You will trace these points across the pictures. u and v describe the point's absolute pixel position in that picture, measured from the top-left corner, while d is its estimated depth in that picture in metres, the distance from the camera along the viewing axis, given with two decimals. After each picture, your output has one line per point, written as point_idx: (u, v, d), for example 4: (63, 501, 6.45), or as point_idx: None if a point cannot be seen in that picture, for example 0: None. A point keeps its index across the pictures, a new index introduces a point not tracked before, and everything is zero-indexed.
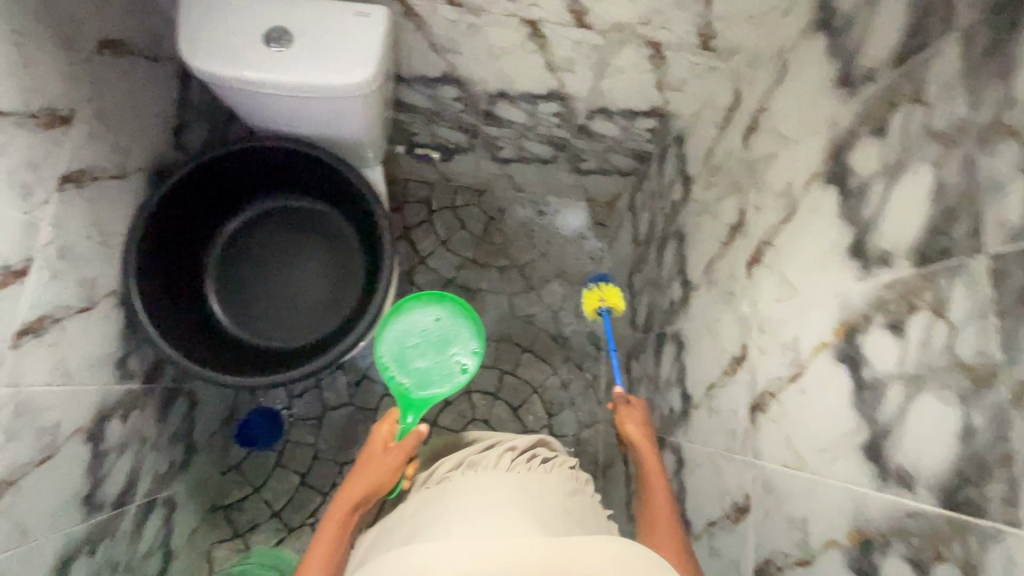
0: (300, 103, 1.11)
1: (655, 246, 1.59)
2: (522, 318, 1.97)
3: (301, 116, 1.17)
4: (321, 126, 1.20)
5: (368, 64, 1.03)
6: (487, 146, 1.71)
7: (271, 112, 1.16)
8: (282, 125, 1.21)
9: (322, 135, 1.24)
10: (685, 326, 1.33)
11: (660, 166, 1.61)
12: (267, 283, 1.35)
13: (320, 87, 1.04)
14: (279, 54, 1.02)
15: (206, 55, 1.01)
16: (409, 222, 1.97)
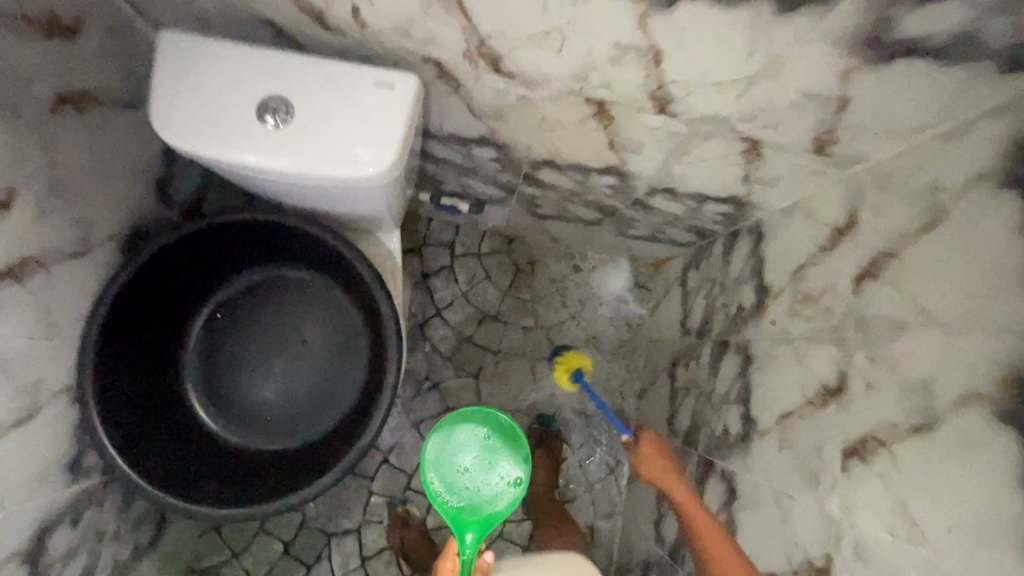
0: (303, 183, 0.91)
1: (710, 348, 1.34)
2: (542, 388, 1.76)
3: (305, 190, 0.97)
4: (329, 199, 1.00)
5: (387, 150, 0.82)
6: (523, 203, 1.47)
7: (270, 183, 0.96)
8: (282, 191, 1.02)
9: (329, 203, 1.04)
10: (740, 472, 1.10)
11: (726, 253, 1.35)
12: (257, 363, 1.18)
13: (326, 175, 0.84)
14: (278, 133, 0.82)
15: (186, 130, 0.81)
16: (429, 268, 1.76)
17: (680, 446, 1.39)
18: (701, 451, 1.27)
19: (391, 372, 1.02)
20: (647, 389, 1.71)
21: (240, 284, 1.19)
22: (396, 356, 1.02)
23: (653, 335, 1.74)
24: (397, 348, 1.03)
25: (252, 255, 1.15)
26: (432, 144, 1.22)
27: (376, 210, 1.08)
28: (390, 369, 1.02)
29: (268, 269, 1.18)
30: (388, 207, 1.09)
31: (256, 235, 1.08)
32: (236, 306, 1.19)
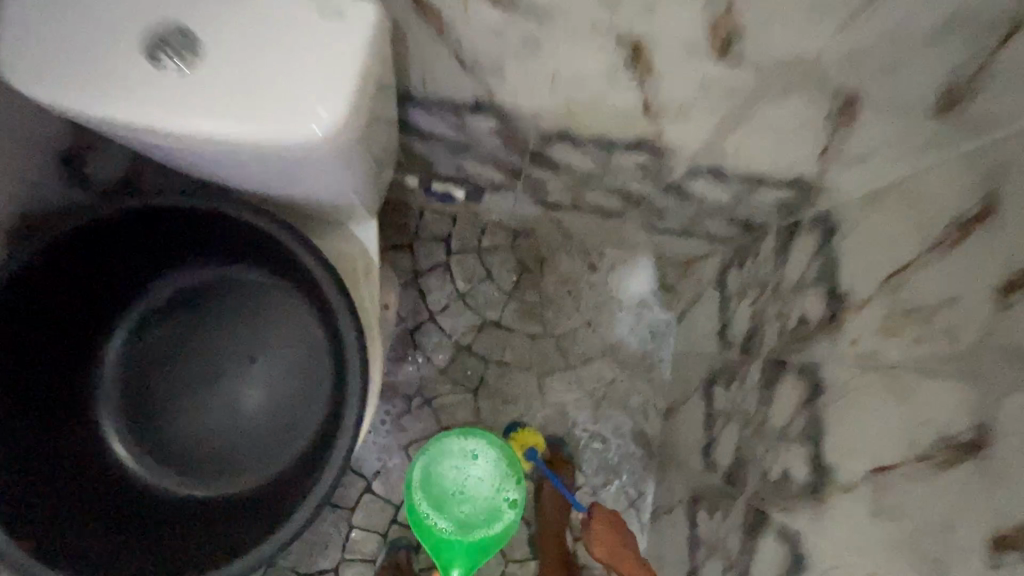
0: (235, 155, 0.73)
1: (759, 368, 1.09)
2: (552, 407, 1.51)
3: (243, 166, 0.78)
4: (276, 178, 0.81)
5: (330, 101, 0.65)
6: (530, 190, 1.22)
7: (197, 159, 0.78)
8: (218, 173, 0.83)
9: (279, 186, 0.85)
10: (807, 534, 0.85)
11: (781, 250, 1.10)
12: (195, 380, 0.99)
13: (254, 140, 0.67)
14: (188, 86, 0.65)
15: (70, 86, 0.65)
16: (421, 266, 1.52)
17: (720, 485, 1.14)
18: (750, 497, 1.02)
19: (354, 400, 0.81)
20: (674, 409, 1.46)
21: (178, 287, 1.00)
22: (360, 379, 0.82)
23: (682, 346, 1.48)
24: (361, 369, 0.82)
25: (190, 252, 0.96)
26: (415, 112, 0.98)
27: (339, 193, 0.89)
28: (352, 396, 0.81)
29: (211, 269, 0.99)
30: (352, 188, 0.90)
31: (191, 229, 0.89)
32: (174, 314, 1.01)
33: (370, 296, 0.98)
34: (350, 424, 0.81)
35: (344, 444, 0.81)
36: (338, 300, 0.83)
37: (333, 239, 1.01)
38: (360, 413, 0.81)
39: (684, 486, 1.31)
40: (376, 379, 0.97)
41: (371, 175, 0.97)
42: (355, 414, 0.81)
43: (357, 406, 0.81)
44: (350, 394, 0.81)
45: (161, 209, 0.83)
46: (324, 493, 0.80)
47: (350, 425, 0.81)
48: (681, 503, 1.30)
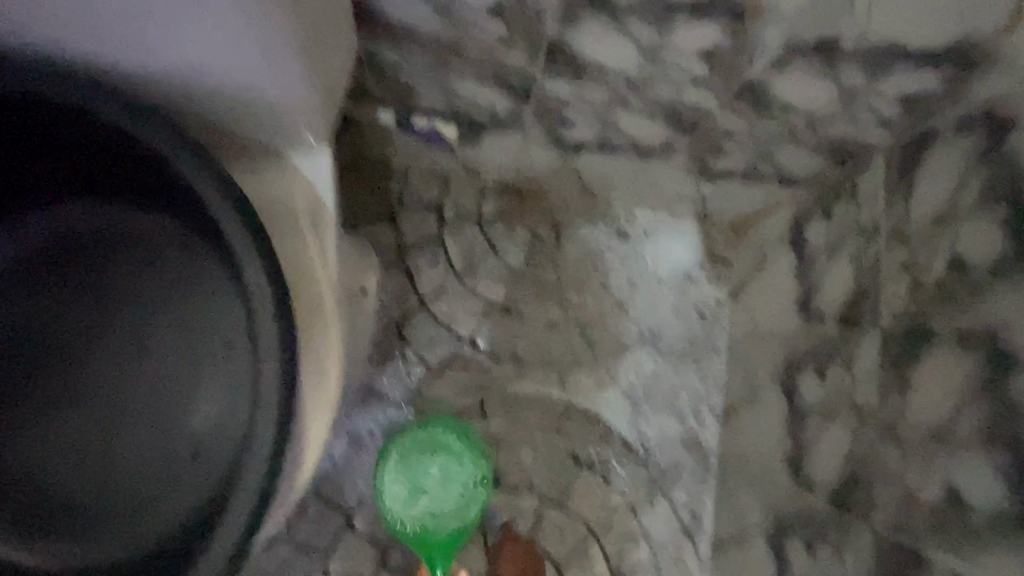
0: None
1: (879, 342, 0.77)
2: (579, 409, 1.20)
3: (147, 31, 0.55)
4: (199, 54, 0.57)
5: None
6: (545, 120, 0.92)
7: (88, 30, 0.55)
8: (131, 71, 0.60)
9: (211, 78, 0.61)
10: None
11: (899, 176, 0.79)
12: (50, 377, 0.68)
13: None
14: None
15: None
16: (406, 239, 1.20)
17: (825, 509, 0.82)
18: (886, 530, 0.71)
19: (272, 412, 0.57)
20: (735, 409, 1.14)
21: (50, 234, 0.72)
22: (281, 381, 0.57)
23: (741, 328, 1.17)
24: (283, 366, 0.58)
25: (68, 181, 0.69)
26: None
27: (295, 92, 0.62)
28: (267, 403, 0.57)
29: (93, 211, 0.71)
30: (303, 91, 0.63)
31: (54, 141, 0.63)
32: (38, 274, 0.71)
33: (324, 258, 0.68)
34: (263, 446, 0.57)
35: (259, 468, 0.57)
36: (256, 263, 0.58)
37: (268, 175, 0.70)
38: (284, 428, 0.58)
39: (761, 508, 0.99)
40: (331, 379, 0.67)
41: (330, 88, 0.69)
42: (276, 431, 0.57)
43: (275, 420, 0.57)
44: (265, 401, 0.57)
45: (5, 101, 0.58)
46: (236, 533, 0.57)
47: (266, 447, 0.57)
48: (758, 532, 0.99)
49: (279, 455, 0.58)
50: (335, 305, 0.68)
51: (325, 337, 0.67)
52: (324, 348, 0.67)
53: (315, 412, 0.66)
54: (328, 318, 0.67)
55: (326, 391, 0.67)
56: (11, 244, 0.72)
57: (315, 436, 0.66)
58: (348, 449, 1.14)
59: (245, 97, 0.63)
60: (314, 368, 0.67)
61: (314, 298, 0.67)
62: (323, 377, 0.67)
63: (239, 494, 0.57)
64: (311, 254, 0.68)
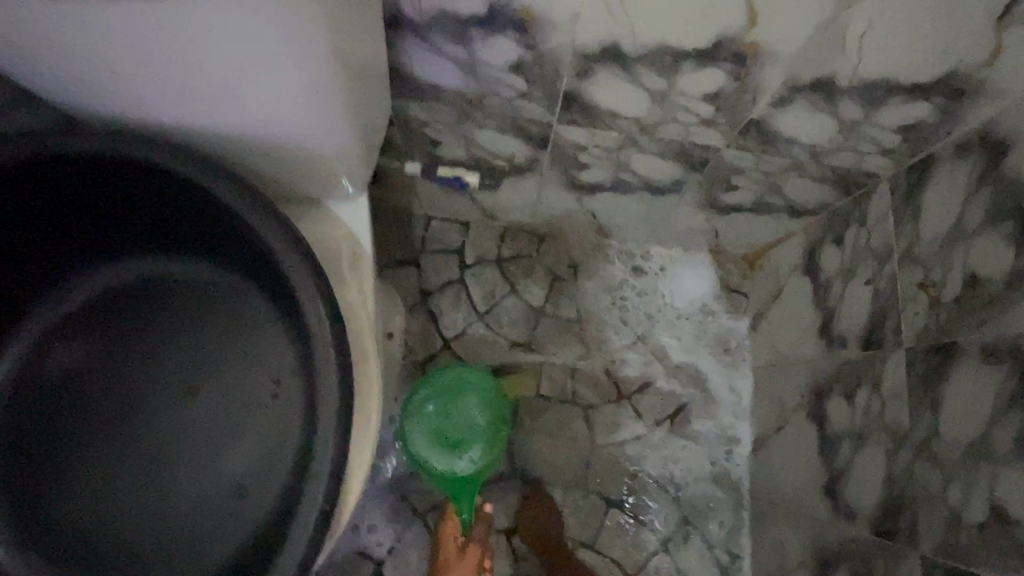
0: (184, 49, 0.54)
1: (904, 362, 0.78)
2: (606, 446, 1.19)
3: (204, 90, 0.60)
4: (251, 109, 0.62)
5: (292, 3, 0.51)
6: (561, 165, 0.98)
7: (150, 90, 0.60)
8: (183, 125, 0.65)
9: (258, 132, 0.66)
10: None
11: (906, 201, 0.82)
12: (95, 427, 0.69)
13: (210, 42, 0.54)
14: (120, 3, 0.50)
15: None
16: (430, 283, 1.25)
17: (867, 537, 0.80)
18: (933, 554, 0.69)
19: (327, 443, 0.60)
20: (765, 441, 1.13)
21: (94, 289, 0.75)
22: (336, 413, 0.60)
23: (764, 357, 1.17)
24: (338, 398, 0.61)
25: (115, 238, 0.73)
26: (412, 46, 0.75)
27: (335, 143, 0.67)
28: (322, 435, 0.60)
29: (145, 265, 0.75)
30: (344, 144, 0.68)
31: (115, 200, 0.68)
32: (83, 328, 0.74)
33: (364, 299, 0.73)
34: (320, 475, 0.60)
35: (317, 496, 0.59)
36: (312, 304, 0.62)
37: (312, 223, 0.76)
38: (336, 460, 0.60)
39: (801, 542, 0.96)
40: (373, 414, 0.70)
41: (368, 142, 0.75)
42: (330, 462, 0.60)
43: (331, 451, 0.60)
44: (321, 432, 0.60)
45: (77, 164, 0.63)
46: (291, 566, 0.59)
47: (319, 481, 0.59)
48: (800, 568, 0.95)
49: (334, 486, 0.60)
50: (374, 342, 0.72)
51: (367, 375, 0.70)
52: (366, 386, 0.70)
53: (359, 447, 0.69)
54: (369, 356, 0.71)
55: (369, 427, 0.70)
56: (51, 301, 0.74)
57: (359, 470, 0.69)
58: (375, 495, 1.14)
59: (289, 148, 0.68)
60: (357, 403, 0.70)
61: (355, 337, 0.72)
62: (365, 413, 0.70)
63: (296, 526, 0.59)
64: (353, 296, 0.73)
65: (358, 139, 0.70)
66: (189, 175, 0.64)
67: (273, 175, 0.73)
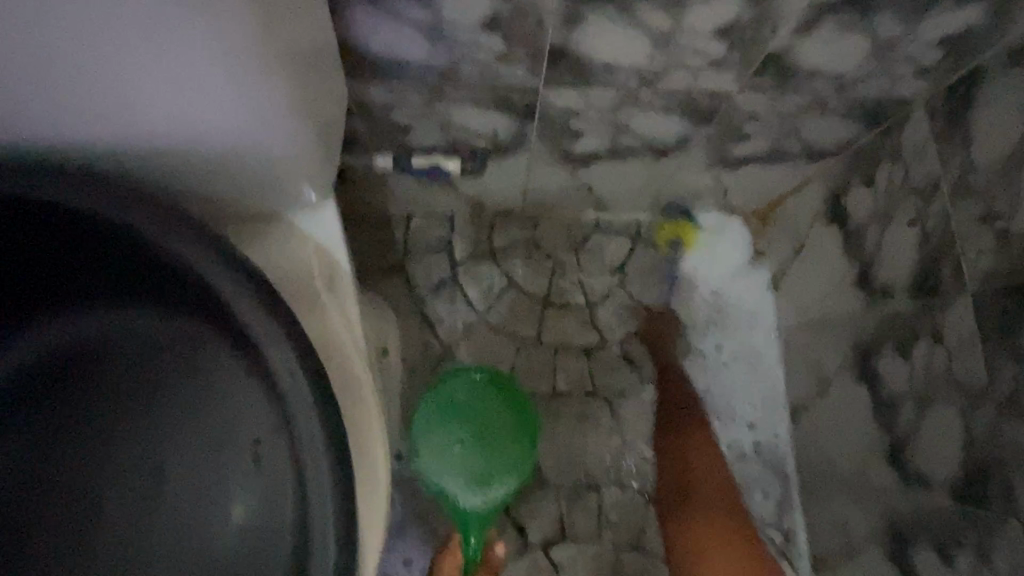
0: (58, 39, 0.41)
1: (971, 310, 0.69)
2: (638, 436, 1.10)
3: (137, 118, 0.49)
4: (167, 116, 0.49)
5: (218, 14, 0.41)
6: (551, 136, 0.86)
7: (28, 103, 0.47)
8: (74, 140, 0.52)
9: (183, 141, 0.53)
10: None
11: (948, 125, 0.73)
12: (57, 523, 0.58)
13: (155, 79, 0.45)
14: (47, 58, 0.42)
15: None
16: (421, 288, 1.13)
17: (948, 508, 0.72)
18: None
19: (333, 509, 0.49)
20: (805, 407, 1.05)
21: (21, 361, 0.62)
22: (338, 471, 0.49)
23: (793, 318, 1.08)
24: (334, 452, 0.50)
25: (29, 299, 0.60)
26: (363, 15, 0.62)
27: (286, 146, 0.55)
28: (322, 498, 0.49)
29: (78, 321, 0.62)
30: (299, 149, 0.56)
31: (30, 255, 0.55)
32: (19, 407, 0.61)
33: (346, 323, 0.61)
34: (331, 548, 0.49)
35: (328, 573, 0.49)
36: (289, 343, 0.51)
37: (273, 244, 0.63)
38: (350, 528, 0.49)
39: (865, 515, 0.88)
40: (380, 456, 0.58)
41: (325, 136, 0.63)
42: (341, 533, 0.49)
43: (340, 517, 0.49)
44: (319, 494, 0.49)
45: None
46: None
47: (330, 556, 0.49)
48: (868, 543, 0.88)
49: (347, 562, 0.49)
50: (367, 372, 0.60)
51: (365, 416, 0.59)
52: (366, 428, 0.59)
53: (368, 495, 0.58)
54: (362, 387, 0.60)
55: (374, 476, 0.58)
56: None
57: (373, 524, 0.58)
58: (397, 526, 1.05)
59: (226, 157, 0.55)
60: (359, 446, 0.58)
61: (343, 368, 0.60)
62: (369, 457, 0.58)
63: None
64: (334, 323, 0.61)
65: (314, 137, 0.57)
66: (116, 211, 0.51)
67: (229, 199, 0.61)
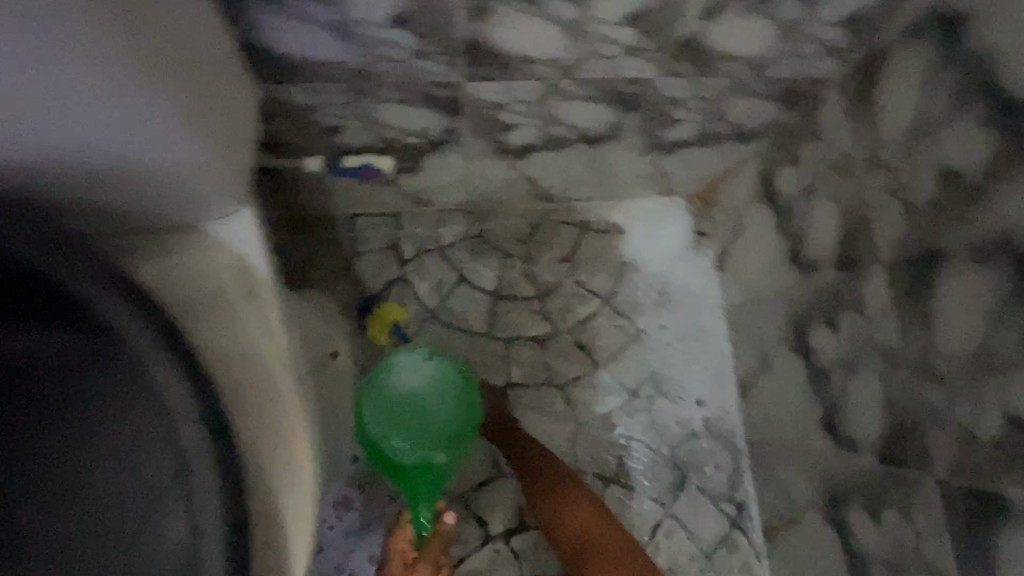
0: None
1: (885, 280, 0.72)
2: (593, 421, 1.12)
3: (31, 142, 0.51)
4: (60, 138, 0.51)
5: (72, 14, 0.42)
6: (483, 130, 0.86)
7: None
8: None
9: (82, 163, 0.54)
10: None
11: (858, 102, 0.75)
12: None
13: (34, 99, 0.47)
14: None
15: None
16: (370, 289, 1.13)
17: (875, 470, 0.75)
18: (951, 478, 0.64)
19: None
20: (752, 382, 1.08)
21: None
22: None
23: (737, 297, 1.11)
24: None
25: None
26: (267, 16, 0.61)
27: (177, 152, 0.55)
28: None
29: None
30: (195, 154, 0.56)
31: None
32: None
33: (265, 330, 0.61)
34: None
35: None
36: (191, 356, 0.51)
37: (187, 255, 0.62)
38: None
39: (808, 482, 0.92)
40: (306, 460, 0.58)
41: (233, 142, 0.62)
42: None
43: None
44: None
45: None
46: None
47: None
48: (811, 508, 0.91)
49: None
50: (289, 377, 0.60)
51: (290, 421, 0.59)
52: (291, 434, 0.59)
53: (296, 499, 0.58)
54: (285, 392, 0.60)
55: (302, 480, 0.58)
56: None
57: (302, 527, 0.58)
58: (358, 527, 1.05)
59: (126, 173, 0.56)
60: (284, 452, 0.58)
61: (265, 375, 0.60)
62: (295, 461, 0.58)
63: None
64: (253, 330, 0.60)
65: (211, 141, 0.57)
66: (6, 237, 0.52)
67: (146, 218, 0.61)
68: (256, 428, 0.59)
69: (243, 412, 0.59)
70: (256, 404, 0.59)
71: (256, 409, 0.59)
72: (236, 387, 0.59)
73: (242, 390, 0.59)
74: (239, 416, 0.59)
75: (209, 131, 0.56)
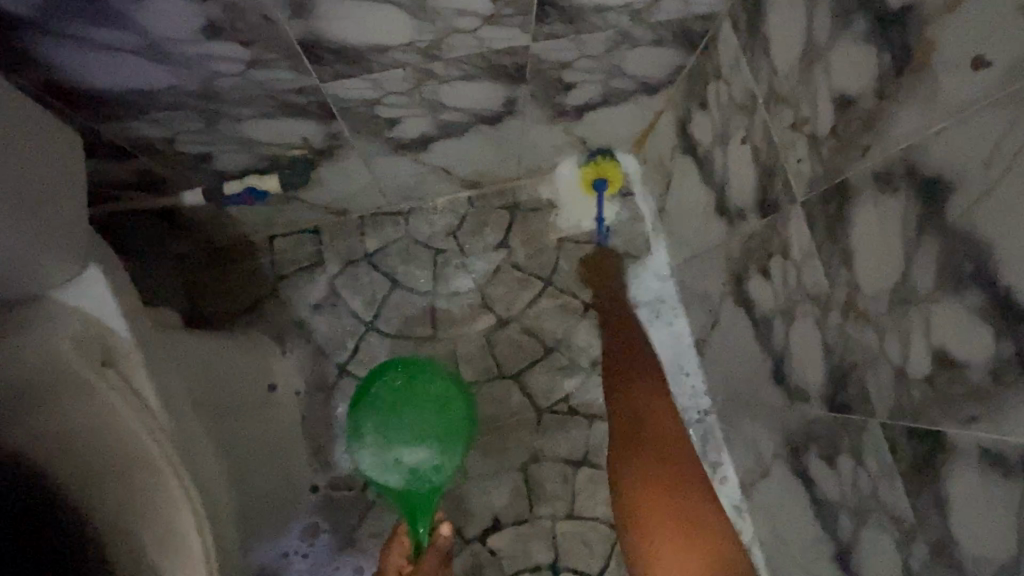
0: None
1: (805, 220, 0.67)
2: (552, 406, 1.08)
3: None
4: None
5: None
6: (366, 128, 0.80)
7: None
8: None
9: None
10: None
11: (751, 33, 0.70)
12: None
13: None
14: None
15: None
16: (299, 311, 1.07)
17: (826, 417, 0.72)
18: (891, 417, 0.60)
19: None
20: (706, 340, 1.04)
21: None
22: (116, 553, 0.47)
23: (680, 255, 1.06)
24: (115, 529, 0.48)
25: None
26: (60, 51, 0.55)
27: None
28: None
29: None
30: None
31: None
32: None
33: (126, 399, 0.58)
34: None
35: None
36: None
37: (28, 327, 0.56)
38: None
39: (770, 434, 0.88)
40: (187, 514, 0.57)
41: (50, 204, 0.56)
42: None
43: None
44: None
45: None
46: None
47: None
48: (777, 461, 0.88)
49: None
50: (158, 443, 0.57)
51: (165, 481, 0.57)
52: (169, 492, 0.57)
53: (183, 554, 0.56)
54: (158, 459, 0.57)
55: (182, 536, 0.57)
56: None
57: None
58: (327, 557, 1.00)
59: None
60: (161, 511, 0.57)
61: (129, 439, 0.57)
62: (174, 518, 0.57)
63: None
64: (116, 400, 0.57)
65: (14, 211, 0.51)
66: None
67: None
68: (134, 501, 0.57)
69: (121, 489, 0.58)
70: (129, 473, 0.58)
71: (127, 482, 0.58)
72: (105, 465, 0.58)
73: (114, 467, 0.58)
74: (113, 493, 0.58)
75: (11, 202, 0.51)
